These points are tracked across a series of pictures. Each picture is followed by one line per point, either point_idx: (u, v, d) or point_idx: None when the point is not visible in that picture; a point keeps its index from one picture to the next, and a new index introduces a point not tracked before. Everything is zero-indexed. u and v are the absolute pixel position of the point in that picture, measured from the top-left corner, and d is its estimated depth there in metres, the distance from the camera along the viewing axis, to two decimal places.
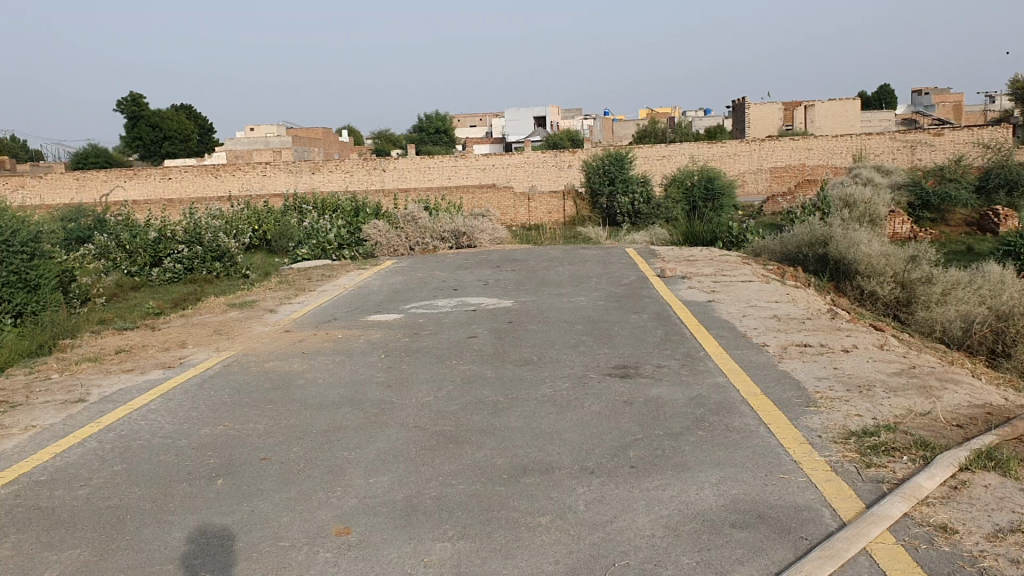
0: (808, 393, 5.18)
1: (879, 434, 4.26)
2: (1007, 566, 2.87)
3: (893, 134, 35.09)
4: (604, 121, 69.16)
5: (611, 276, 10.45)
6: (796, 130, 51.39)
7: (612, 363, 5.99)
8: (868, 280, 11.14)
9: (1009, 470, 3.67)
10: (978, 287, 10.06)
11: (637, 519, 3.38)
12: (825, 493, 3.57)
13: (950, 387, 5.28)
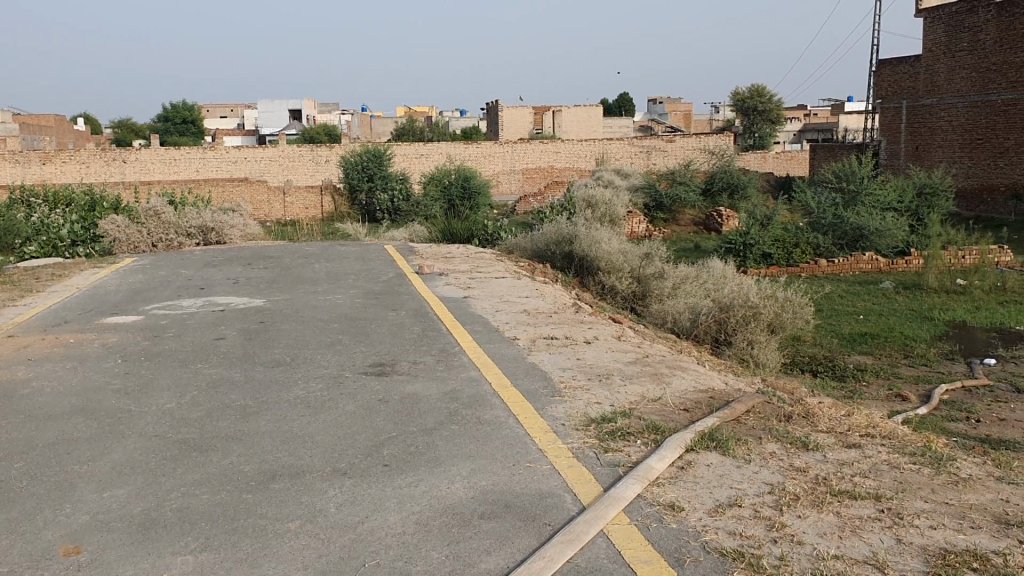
0: (555, 383, 5.42)
1: (615, 420, 4.54)
2: (725, 537, 3.15)
3: (632, 140, 37.53)
4: (362, 118, 68.76)
5: (368, 273, 10.41)
6: (546, 133, 53.65)
7: (367, 362, 5.96)
8: (608, 275, 11.83)
9: (727, 449, 4.04)
10: (704, 281, 10.96)
11: (387, 518, 3.38)
12: (567, 479, 3.75)
13: (678, 374, 5.73)
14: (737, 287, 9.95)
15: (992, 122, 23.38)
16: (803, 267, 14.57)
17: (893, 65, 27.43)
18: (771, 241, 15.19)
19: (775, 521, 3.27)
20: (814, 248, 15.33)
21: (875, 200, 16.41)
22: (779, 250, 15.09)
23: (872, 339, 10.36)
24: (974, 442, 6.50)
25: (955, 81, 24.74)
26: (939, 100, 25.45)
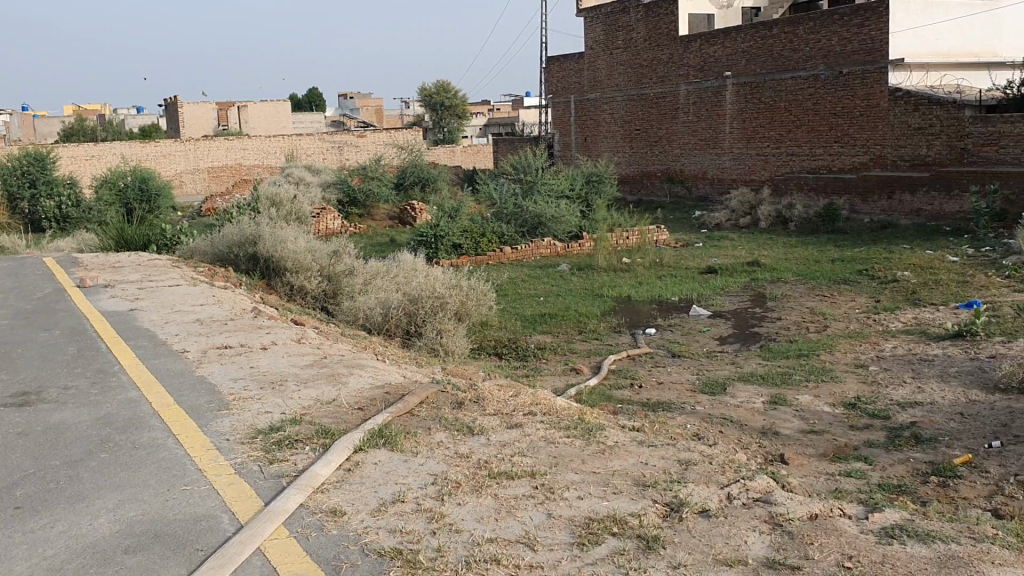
0: (223, 396, 5.15)
1: (283, 429, 4.39)
2: (386, 536, 3.14)
3: (321, 135, 37.08)
4: (21, 117, 62.10)
5: (20, 291, 9.35)
6: (232, 131, 51.48)
7: (6, 393, 5.32)
8: (296, 275, 11.52)
9: (395, 444, 4.04)
10: (393, 276, 11.01)
11: (14, 568, 3.03)
12: (225, 498, 3.55)
13: (355, 372, 5.68)
14: (423, 277, 10.07)
15: (648, 113, 25.58)
16: (490, 255, 15.38)
17: (561, 61, 29.18)
18: (460, 231, 15.54)
19: (435, 512, 3.31)
20: (498, 237, 15.93)
21: (550, 189, 17.36)
22: (467, 240, 15.49)
23: (550, 319, 10.95)
24: (636, 407, 7.05)
25: (614, 76, 26.77)
26: (601, 94, 27.38)
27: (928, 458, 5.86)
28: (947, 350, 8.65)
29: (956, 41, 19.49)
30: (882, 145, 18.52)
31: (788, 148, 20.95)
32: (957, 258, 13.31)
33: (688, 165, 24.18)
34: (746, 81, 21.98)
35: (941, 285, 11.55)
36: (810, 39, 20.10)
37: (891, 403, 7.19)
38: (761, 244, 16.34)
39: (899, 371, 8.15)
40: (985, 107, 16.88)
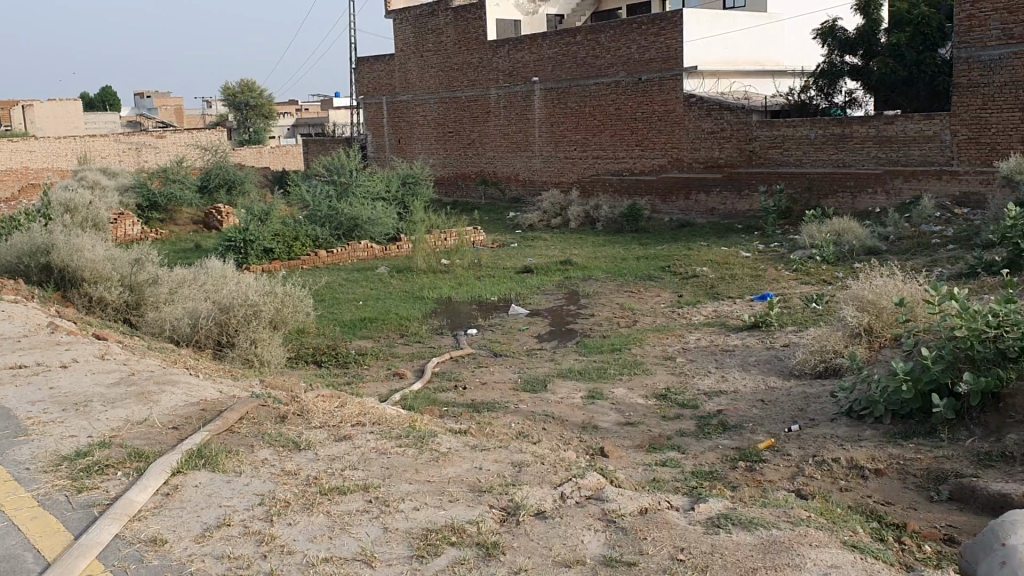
0: (19, 421, 4.72)
1: (90, 454, 4.07)
2: (212, 564, 2.96)
3: (117, 137, 34.91)
4: None
5: None
6: (14, 131, 47.60)
7: None
8: (94, 286, 10.76)
9: (216, 464, 3.84)
10: (202, 283, 10.49)
11: None
12: (27, 534, 3.25)
13: (167, 389, 5.34)
14: (235, 284, 9.66)
15: (459, 116, 25.74)
16: (304, 259, 15.02)
17: (371, 63, 28.85)
18: (271, 235, 15.06)
19: (265, 534, 3.17)
20: (313, 240, 15.53)
21: (365, 191, 17.09)
22: (280, 244, 15.03)
23: (369, 323, 10.78)
24: (459, 409, 7.05)
25: (425, 78, 26.75)
26: (413, 95, 27.30)
27: (736, 444, 6.19)
28: (745, 340, 9.19)
29: (749, 52, 20.64)
30: (679, 148, 19.46)
31: (595, 151, 21.65)
32: (750, 253, 14.19)
33: (501, 167, 24.53)
34: (553, 86, 22.52)
35: (736, 279, 12.28)
36: (610, 46, 20.84)
37: (699, 393, 7.56)
38: (572, 243, 16.81)
39: (704, 362, 8.58)
40: (770, 113, 18.06)
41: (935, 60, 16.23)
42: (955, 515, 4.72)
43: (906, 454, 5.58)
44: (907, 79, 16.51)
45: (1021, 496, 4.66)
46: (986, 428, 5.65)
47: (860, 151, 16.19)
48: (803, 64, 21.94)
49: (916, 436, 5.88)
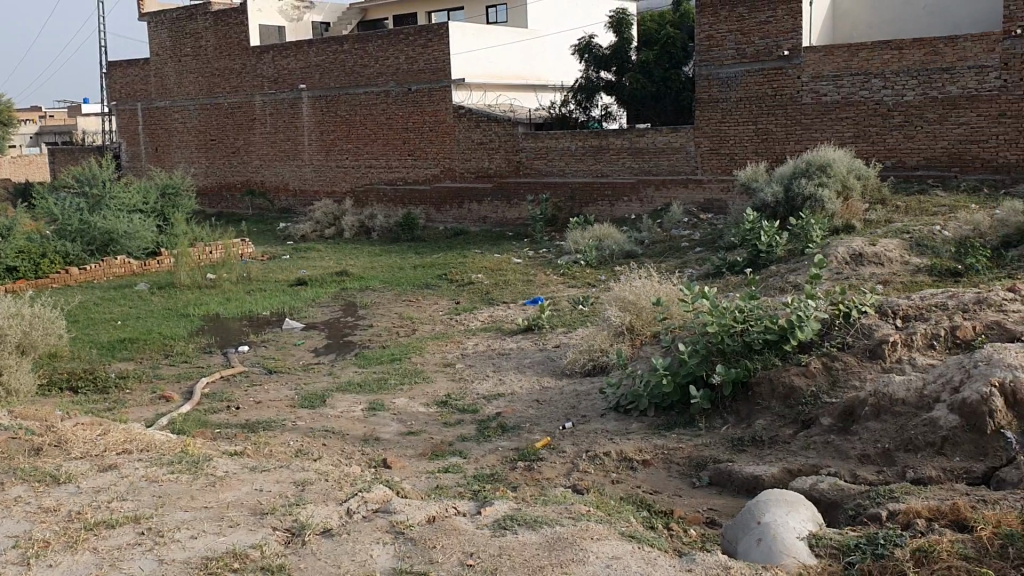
0: None
1: None
2: None
3: None
4: None
5: None
6: None
7: None
8: None
9: None
10: None
11: None
12: None
13: None
14: None
15: (223, 123, 24.73)
16: (54, 277, 13.90)
17: (123, 67, 27.10)
18: (15, 252, 13.80)
19: None
20: (63, 257, 14.36)
21: (122, 204, 16.03)
22: (24, 262, 13.81)
23: (131, 344, 10.12)
24: (234, 430, 6.78)
25: (184, 84, 25.46)
26: (171, 102, 25.90)
27: (514, 445, 6.35)
28: (519, 343, 9.45)
29: (512, 66, 21.23)
30: (450, 158, 19.70)
31: (366, 161, 21.49)
32: (521, 259, 14.62)
33: (269, 177, 23.83)
34: (321, 94, 22.12)
35: (509, 284, 12.62)
36: (378, 56, 20.74)
37: (477, 397, 7.69)
38: (346, 254, 16.62)
39: (481, 366, 8.76)
40: (535, 125, 18.66)
41: (679, 77, 17.51)
42: (715, 499, 5.09)
43: (670, 444, 5.94)
44: (656, 95, 17.63)
45: (771, 477, 5.11)
46: (738, 415, 6.13)
47: (618, 162, 17.12)
48: (561, 80, 22.88)
49: (677, 426, 6.28)
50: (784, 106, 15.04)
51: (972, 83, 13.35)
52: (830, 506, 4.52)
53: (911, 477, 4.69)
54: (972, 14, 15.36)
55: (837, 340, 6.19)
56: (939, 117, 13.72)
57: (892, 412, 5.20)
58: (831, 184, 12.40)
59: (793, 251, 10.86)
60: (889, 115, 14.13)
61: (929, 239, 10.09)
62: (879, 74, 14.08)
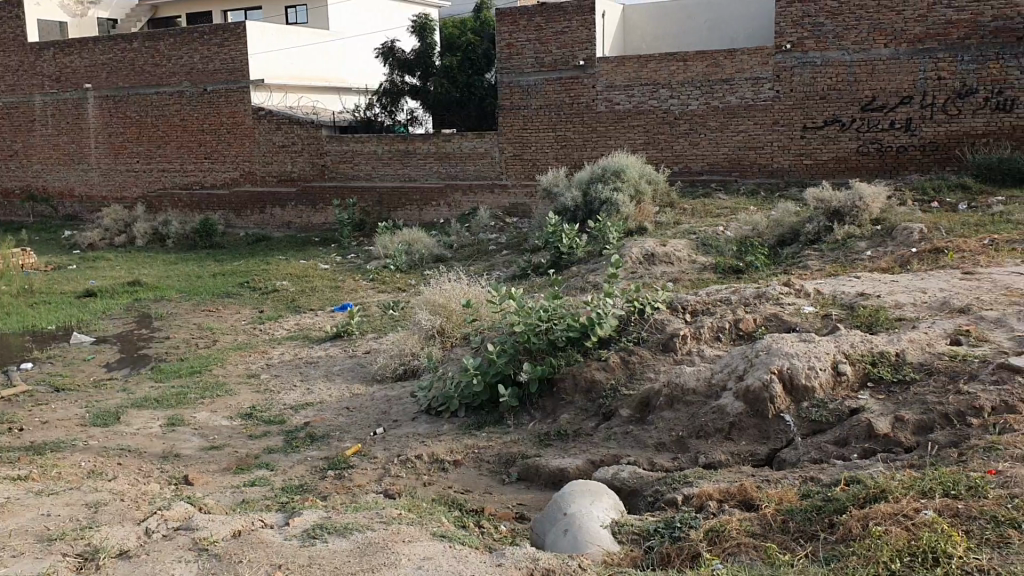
0: None
1: None
2: None
3: None
4: None
5: None
6: None
7: None
8: None
9: None
10: None
11: None
12: None
13: None
14: None
15: None
16: None
17: None
18: None
19: None
20: None
21: None
22: None
23: None
24: (18, 454, 6.30)
25: None
26: None
27: (324, 454, 6.25)
28: (327, 351, 9.29)
29: (314, 68, 20.82)
30: (250, 162, 19.03)
31: (159, 164, 20.41)
32: (327, 265, 14.38)
33: (51, 182, 22.21)
34: (108, 94, 20.80)
35: (315, 291, 12.38)
36: (171, 55, 19.73)
37: (284, 408, 7.50)
38: (140, 262, 15.74)
39: (287, 375, 8.55)
40: (339, 128, 18.45)
41: (482, 85, 17.85)
42: (524, 494, 5.22)
43: (480, 443, 6.03)
44: (460, 100, 17.86)
45: (575, 469, 5.29)
46: (544, 411, 6.31)
47: (424, 166, 17.17)
48: (366, 83, 22.67)
49: (487, 425, 6.38)
50: (581, 114, 15.63)
51: (749, 94, 14.34)
52: (632, 493, 4.75)
53: (703, 462, 5.00)
54: (746, 30, 16.68)
55: (634, 335, 6.50)
56: (721, 125, 14.65)
57: (685, 402, 5.52)
58: (625, 188, 12.99)
59: (592, 253, 11.29)
60: (677, 123, 14.96)
61: (713, 239, 10.75)
62: (666, 84, 14.87)
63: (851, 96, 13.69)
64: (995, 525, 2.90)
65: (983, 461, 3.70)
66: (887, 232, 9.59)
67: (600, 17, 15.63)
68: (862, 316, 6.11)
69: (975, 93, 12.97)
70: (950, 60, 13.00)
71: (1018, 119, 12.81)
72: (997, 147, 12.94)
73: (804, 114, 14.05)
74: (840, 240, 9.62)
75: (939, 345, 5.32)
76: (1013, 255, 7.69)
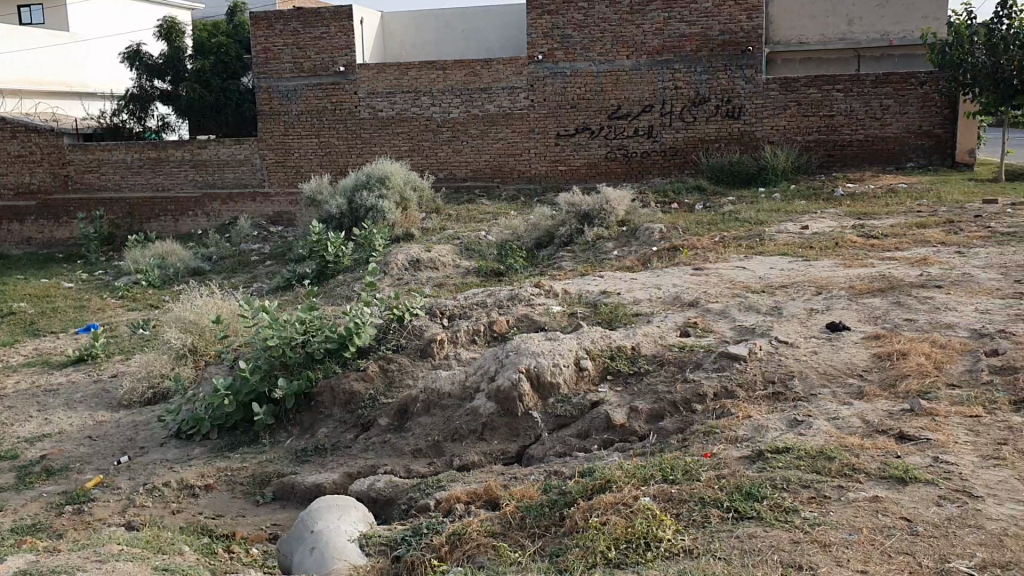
0: None
1: None
2: None
3: None
4: None
5: None
6: None
7: None
8: None
9: None
10: None
11: None
12: None
13: None
14: None
15: None
16: None
17: None
18: None
19: None
20: None
21: None
22: None
23: None
24: None
25: None
26: None
27: (61, 489, 5.75)
28: (70, 377, 8.59)
29: (50, 72, 19.22)
30: None
31: None
32: (71, 283, 13.34)
33: None
34: None
35: (58, 312, 11.43)
36: None
37: (18, 441, 6.84)
38: None
39: (23, 406, 7.79)
40: (82, 135, 17.05)
41: (238, 89, 17.24)
42: (279, 513, 5.05)
43: (233, 464, 5.76)
44: (216, 105, 17.17)
45: (332, 483, 5.19)
46: (301, 426, 6.13)
47: (179, 174, 16.21)
48: (109, 87, 21.16)
49: (241, 446, 6.11)
50: (343, 121, 15.44)
51: (506, 102, 14.71)
52: (386, 503, 4.71)
53: (457, 464, 5.05)
54: (502, 40, 17.34)
55: (393, 343, 6.46)
56: (481, 132, 14.94)
57: (440, 406, 5.56)
58: (390, 195, 12.94)
59: (357, 261, 11.15)
60: (438, 130, 15.11)
61: (475, 243, 10.94)
62: (426, 91, 14.98)
63: (599, 104, 14.38)
64: (702, 506, 3.11)
65: (702, 444, 3.97)
66: (632, 232, 10.18)
67: (358, 24, 15.49)
68: (605, 313, 6.41)
69: (708, 102, 13.99)
70: (685, 71, 13.95)
71: (745, 126, 13.98)
72: (728, 152, 14.04)
73: (557, 122, 14.61)
74: (591, 241, 10.08)
75: (670, 337, 5.67)
76: (739, 251, 8.36)
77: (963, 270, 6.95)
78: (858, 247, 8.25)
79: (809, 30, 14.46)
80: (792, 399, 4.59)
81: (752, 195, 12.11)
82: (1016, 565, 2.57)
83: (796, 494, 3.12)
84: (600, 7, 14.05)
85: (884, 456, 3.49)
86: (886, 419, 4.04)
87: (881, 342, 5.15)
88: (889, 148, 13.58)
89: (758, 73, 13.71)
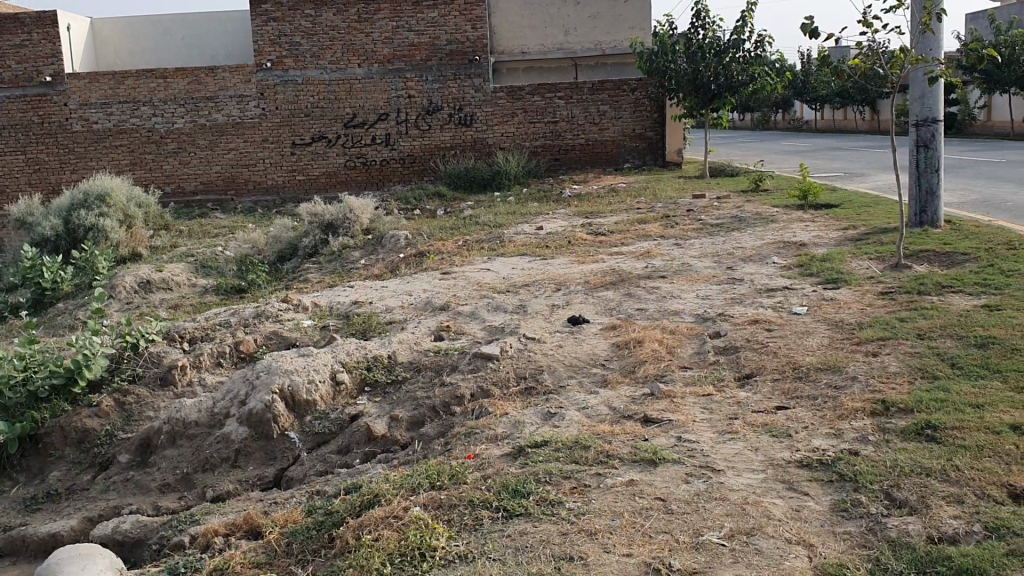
0: None
1: None
2: None
3: None
4: None
5: None
6: None
7: None
8: None
9: None
10: None
11: None
12: None
13: None
14: None
15: None
16: None
17: None
18: None
19: None
20: None
21: None
22: None
23: None
24: None
25: None
26: None
27: None
28: None
29: None
30: None
31: None
32: None
33: None
34: None
35: None
36: None
37: None
38: None
39: None
40: None
41: None
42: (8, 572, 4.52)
43: None
44: None
45: (69, 530, 4.71)
46: (28, 473, 5.52)
47: None
48: None
49: None
50: (54, 135, 14.20)
51: (235, 111, 14.13)
52: (135, 545, 4.36)
53: (210, 495, 4.77)
54: (225, 46, 16.68)
55: (128, 373, 6.00)
56: (210, 142, 14.27)
57: (187, 436, 5.23)
58: (112, 214, 12.03)
59: (79, 286, 10.26)
60: (163, 142, 14.27)
61: (212, 261, 10.42)
62: (146, 101, 14.06)
63: (333, 113, 14.18)
64: (472, 508, 3.14)
65: (464, 446, 4.01)
66: (377, 239, 10.15)
67: (63, 31, 14.28)
68: (357, 323, 6.33)
69: (440, 110, 14.26)
70: (416, 79, 14.09)
71: (476, 133, 14.39)
72: (462, 158, 14.41)
73: (291, 130, 14.25)
74: (336, 250, 9.92)
75: (423, 342, 5.70)
76: (481, 253, 8.56)
77: (682, 260, 7.56)
78: (588, 243, 8.73)
79: (529, 40, 15.10)
80: (543, 393, 4.75)
81: (488, 198, 12.47)
82: (758, 530, 2.80)
83: (558, 486, 3.23)
84: (327, 15, 13.86)
85: (633, 440, 3.69)
86: (631, 404, 4.28)
87: (618, 332, 5.48)
88: (608, 150, 14.52)
89: (486, 81, 14.14)
